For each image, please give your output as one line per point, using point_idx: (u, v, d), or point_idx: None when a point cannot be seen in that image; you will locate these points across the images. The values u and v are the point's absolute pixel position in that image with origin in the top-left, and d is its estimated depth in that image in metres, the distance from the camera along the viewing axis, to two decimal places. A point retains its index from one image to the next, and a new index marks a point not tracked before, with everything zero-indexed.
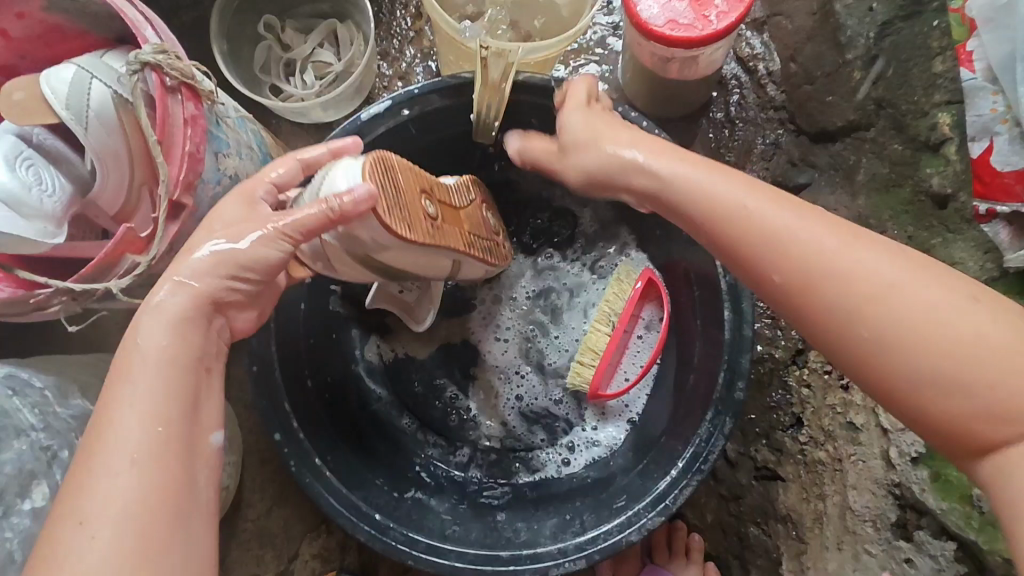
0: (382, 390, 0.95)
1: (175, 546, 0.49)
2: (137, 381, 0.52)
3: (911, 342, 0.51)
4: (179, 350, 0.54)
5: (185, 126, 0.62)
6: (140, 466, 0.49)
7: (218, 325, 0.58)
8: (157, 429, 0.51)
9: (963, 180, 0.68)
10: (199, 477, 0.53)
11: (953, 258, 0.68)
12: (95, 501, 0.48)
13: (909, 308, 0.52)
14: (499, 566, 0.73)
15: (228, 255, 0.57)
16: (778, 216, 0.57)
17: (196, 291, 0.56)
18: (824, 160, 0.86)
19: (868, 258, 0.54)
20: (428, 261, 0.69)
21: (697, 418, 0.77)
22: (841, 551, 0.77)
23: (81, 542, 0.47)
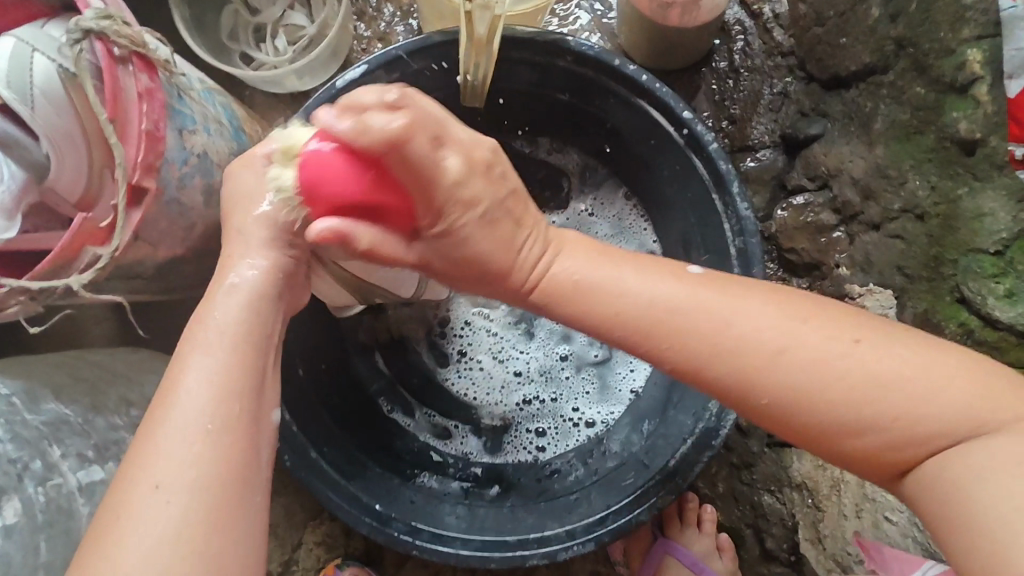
0: (383, 372, 0.92)
1: (246, 518, 0.46)
2: (214, 350, 0.49)
3: (814, 382, 0.49)
4: (254, 325, 0.51)
5: (141, 101, 0.56)
6: (215, 435, 0.47)
7: (286, 301, 0.55)
8: (230, 398, 0.48)
9: (995, 124, 0.62)
10: (264, 453, 0.50)
11: (982, 209, 0.64)
12: (169, 464, 0.45)
13: (812, 343, 0.50)
14: (507, 553, 0.71)
15: (270, 221, 0.53)
16: (688, 303, 0.52)
17: (267, 268, 0.53)
18: (838, 109, 0.81)
19: (757, 312, 0.51)
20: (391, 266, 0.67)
21: (708, 391, 0.74)
22: (861, 519, 0.77)
23: (151, 506, 0.44)
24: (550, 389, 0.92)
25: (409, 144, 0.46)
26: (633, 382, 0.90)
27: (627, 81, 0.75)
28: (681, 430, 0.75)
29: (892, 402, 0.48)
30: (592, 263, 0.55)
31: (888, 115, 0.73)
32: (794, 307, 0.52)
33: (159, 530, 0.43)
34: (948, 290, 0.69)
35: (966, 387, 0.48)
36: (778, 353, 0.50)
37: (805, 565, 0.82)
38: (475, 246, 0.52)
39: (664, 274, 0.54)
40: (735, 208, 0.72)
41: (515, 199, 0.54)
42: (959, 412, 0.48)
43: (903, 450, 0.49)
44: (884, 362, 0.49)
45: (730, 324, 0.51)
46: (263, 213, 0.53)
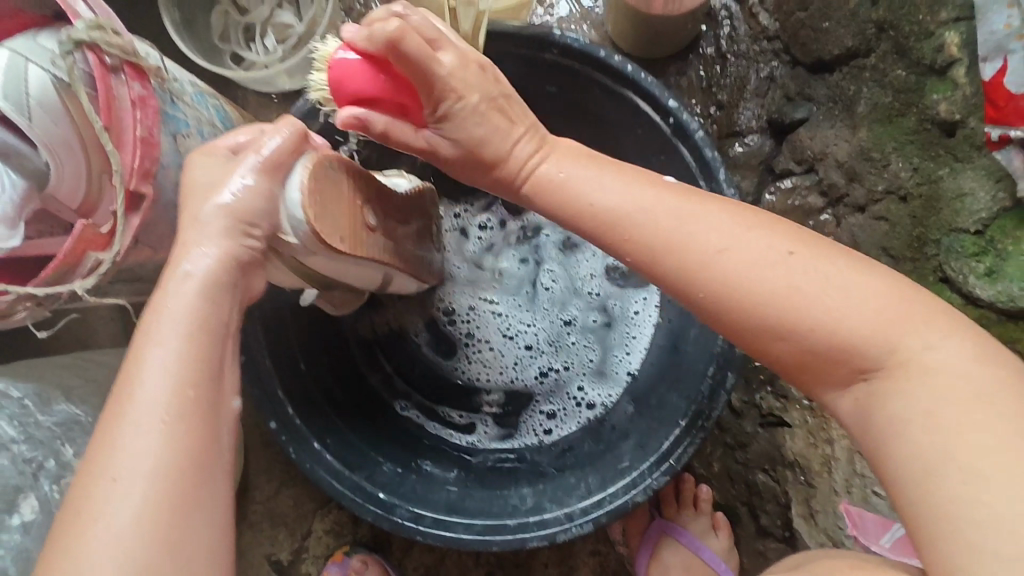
0: (389, 364, 0.95)
1: (203, 508, 0.47)
2: (163, 347, 0.48)
3: (755, 291, 0.50)
4: (206, 318, 0.49)
5: (134, 109, 0.57)
6: (170, 429, 0.47)
7: (245, 288, 0.52)
8: (186, 391, 0.48)
9: (973, 105, 0.63)
10: (224, 442, 0.50)
11: (962, 189, 0.65)
12: (125, 457, 0.46)
13: (763, 277, 0.50)
14: (507, 535, 0.73)
15: (235, 207, 0.51)
16: (646, 214, 0.54)
17: (219, 256, 0.50)
18: (823, 93, 0.82)
19: (707, 218, 0.53)
20: (357, 270, 0.65)
21: (701, 374, 0.76)
22: (850, 495, 0.80)
23: (114, 502, 0.45)
24: (561, 357, 0.95)
25: (406, 43, 0.49)
26: (629, 365, 0.92)
27: (613, 72, 0.76)
28: (674, 414, 0.77)
29: (844, 340, 0.48)
30: (595, 176, 0.56)
31: (871, 98, 0.74)
32: (755, 234, 0.52)
33: (117, 525, 0.44)
34: (932, 270, 0.70)
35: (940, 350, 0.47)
36: (786, 300, 0.49)
37: (799, 540, 0.84)
38: (473, 131, 0.56)
39: (606, 170, 0.56)
40: (722, 194, 0.74)
41: (507, 106, 0.57)
42: (935, 384, 0.46)
43: (870, 410, 0.49)
44: (828, 291, 0.49)
45: (681, 243, 0.52)
46: (225, 202, 0.50)
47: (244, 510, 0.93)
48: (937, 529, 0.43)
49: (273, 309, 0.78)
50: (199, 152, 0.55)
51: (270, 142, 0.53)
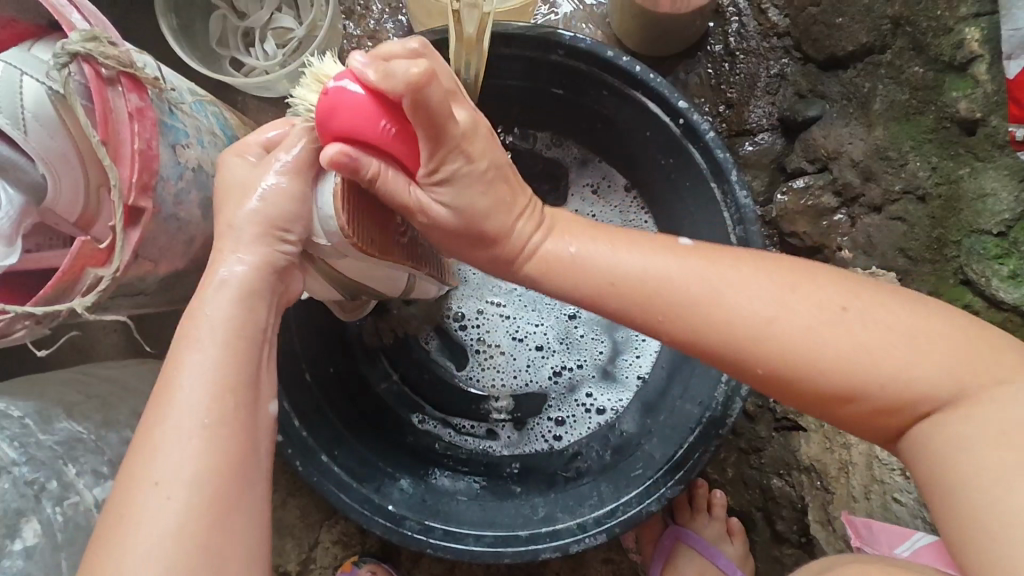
0: (394, 372, 0.94)
1: (243, 512, 0.47)
2: (205, 351, 0.49)
3: (800, 349, 0.51)
4: (244, 323, 0.50)
5: (131, 121, 0.56)
6: (210, 435, 0.47)
7: (284, 292, 0.54)
8: (225, 397, 0.48)
9: (995, 103, 0.62)
10: (262, 448, 0.51)
11: (984, 190, 0.64)
12: (168, 463, 0.46)
13: (790, 320, 0.51)
14: (519, 547, 0.71)
15: (265, 214, 0.51)
16: (682, 280, 0.54)
17: (256, 262, 0.51)
18: (835, 90, 0.80)
19: (747, 284, 0.53)
20: (384, 274, 0.63)
21: (714, 380, 0.74)
22: (869, 501, 0.77)
23: (156, 505, 0.45)
24: (573, 355, 0.94)
25: (430, 91, 0.44)
26: (639, 368, 0.92)
27: (622, 73, 0.74)
28: (687, 421, 0.75)
29: (879, 378, 0.50)
30: (620, 250, 0.55)
31: (887, 96, 0.72)
32: (784, 279, 0.53)
33: (160, 529, 0.45)
34: (952, 272, 0.68)
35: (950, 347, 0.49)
36: (776, 332, 0.51)
37: (815, 546, 0.82)
38: (474, 205, 0.53)
39: (618, 244, 0.56)
40: (734, 196, 0.72)
41: (509, 180, 0.55)
42: (931, 359, 0.49)
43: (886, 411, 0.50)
44: (867, 328, 0.50)
45: (718, 298, 0.52)
46: (253, 209, 0.51)
47: None
48: (979, 520, 0.45)
49: (277, 321, 0.77)
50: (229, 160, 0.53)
51: (299, 142, 0.51)
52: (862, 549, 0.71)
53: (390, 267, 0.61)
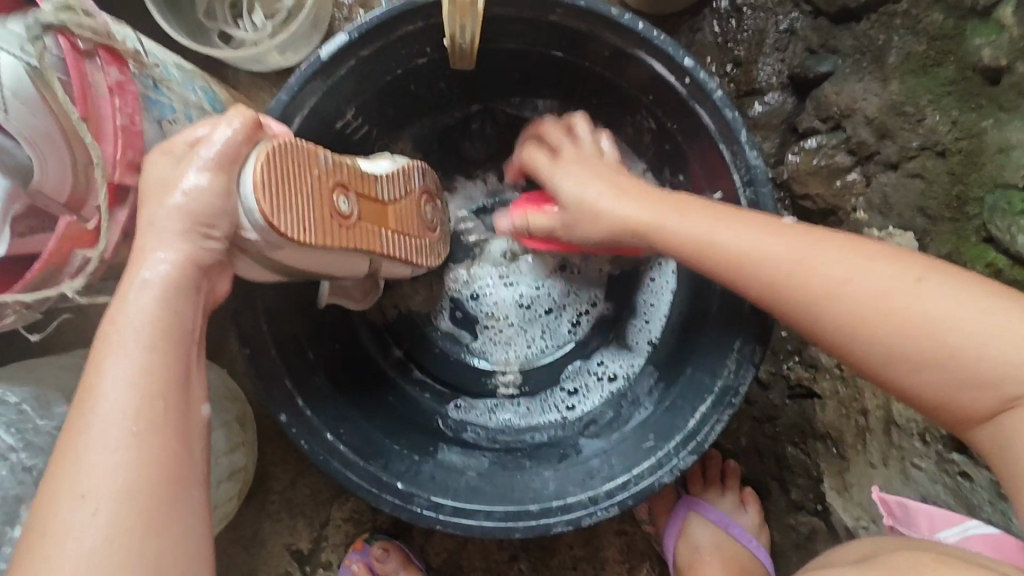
0: (398, 350, 0.93)
1: (177, 520, 0.45)
2: (129, 354, 0.46)
3: (880, 333, 0.53)
4: (173, 323, 0.48)
5: (112, 95, 0.54)
6: (140, 441, 0.45)
7: (208, 291, 0.52)
8: (154, 401, 0.46)
9: (1020, 49, 0.59)
10: (196, 450, 0.48)
11: (1009, 141, 0.61)
12: (92, 478, 0.44)
13: (871, 289, 0.53)
14: (530, 522, 0.70)
15: (189, 209, 0.49)
16: (772, 251, 0.57)
17: (180, 260, 0.49)
18: (848, 44, 0.76)
19: (840, 261, 0.55)
20: (339, 262, 0.61)
21: (724, 349, 0.73)
22: (887, 467, 0.74)
23: (81, 519, 0.43)
24: (584, 301, 0.94)
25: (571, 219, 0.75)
26: (649, 334, 0.89)
27: (625, 32, 0.70)
28: (699, 391, 0.74)
29: (887, 331, 0.52)
30: (737, 230, 0.58)
31: (903, 47, 0.69)
32: (869, 254, 0.55)
33: (89, 543, 0.43)
34: (974, 231, 0.65)
35: (955, 300, 0.51)
36: (891, 308, 0.52)
37: (832, 514, 0.80)
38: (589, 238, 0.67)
39: (740, 225, 0.59)
40: (744, 157, 0.69)
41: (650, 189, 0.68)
42: (941, 322, 0.51)
43: (868, 359, 0.54)
44: (938, 303, 0.51)
45: (802, 264, 0.55)
46: (172, 208, 0.49)
47: (260, 503, 0.92)
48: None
49: (277, 299, 0.75)
50: (159, 154, 0.51)
51: (222, 134, 0.51)
52: (896, 530, 0.68)
53: (344, 256, 0.60)
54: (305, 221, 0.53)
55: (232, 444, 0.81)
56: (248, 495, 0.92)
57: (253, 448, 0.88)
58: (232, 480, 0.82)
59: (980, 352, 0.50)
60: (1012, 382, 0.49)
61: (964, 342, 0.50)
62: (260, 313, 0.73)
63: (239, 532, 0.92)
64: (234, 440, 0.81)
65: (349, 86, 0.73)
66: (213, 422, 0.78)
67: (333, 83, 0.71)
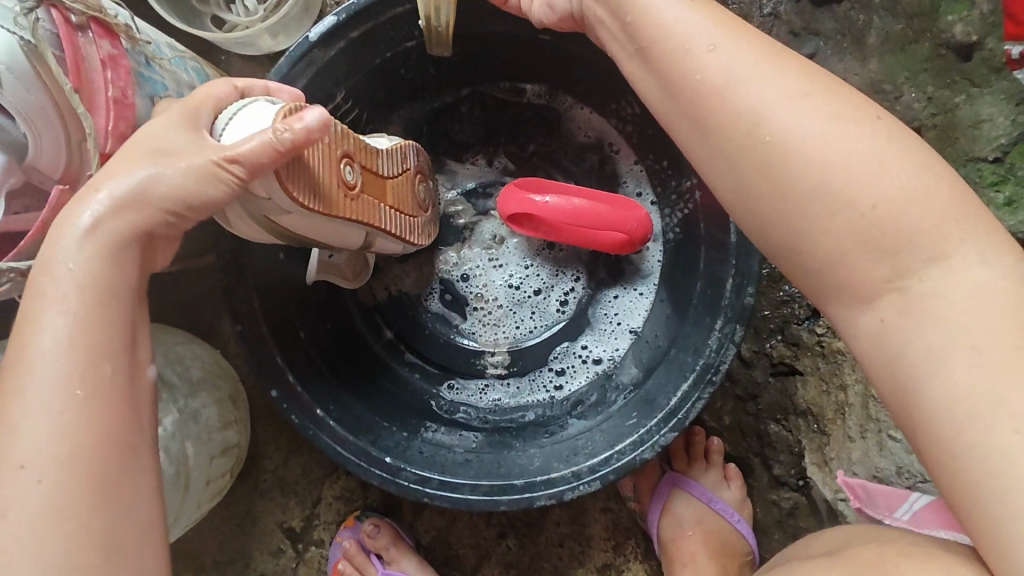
0: (388, 330, 0.94)
1: (129, 482, 0.47)
2: (69, 314, 0.46)
3: (872, 232, 0.48)
4: (114, 284, 0.47)
5: (104, 69, 0.56)
6: (84, 405, 0.45)
7: (152, 254, 0.51)
8: (98, 364, 0.46)
9: (992, 24, 0.65)
10: (143, 413, 0.49)
11: (980, 116, 0.67)
12: (30, 444, 0.44)
13: (892, 206, 0.47)
14: (514, 495, 0.71)
15: (176, 181, 0.48)
16: (815, 141, 0.49)
17: (130, 225, 0.48)
18: (830, 27, 0.76)
19: (885, 170, 0.48)
20: (344, 233, 0.63)
21: (706, 330, 0.74)
22: (865, 440, 0.77)
23: (25, 484, 0.44)
24: (569, 276, 0.95)
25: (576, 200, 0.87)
26: (632, 322, 0.91)
27: None
28: (682, 369, 0.75)
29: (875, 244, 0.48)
30: (680, 5, 0.53)
31: (882, 27, 0.72)
32: (855, 135, 0.49)
33: (34, 507, 0.44)
34: None
35: (876, 177, 0.48)
36: (888, 217, 0.47)
37: (813, 488, 0.83)
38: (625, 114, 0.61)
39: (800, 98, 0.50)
40: None
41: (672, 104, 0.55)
42: (848, 190, 0.48)
43: (782, 247, 0.52)
44: (942, 258, 0.47)
45: (836, 164, 0.48)
46: (141, 178, 0.47)
47: (253, 481, 0.93)
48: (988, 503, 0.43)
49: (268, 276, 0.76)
50: (181, 113, 0.51)
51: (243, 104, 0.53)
52: (864, 512, 0.70)
53: (345, 227, 0.62)
54: (317, 190, 0.56)
55: (224, 421, 0.82)
56: (240, 473, 0.93)
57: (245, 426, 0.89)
58: (224, 456, 0.83)
59: (898, 220, 0.47)
60: (864, 256, 0.48)
61: (831, 220, 0.48)
62: (252, 290, 0.74)
63: (232, 510, 0.93)
64: (227, 417, 0.82)
65: (338, 69, 0.75)
66: (205, 398, 0.79)
67: (324, 64, 0.72)
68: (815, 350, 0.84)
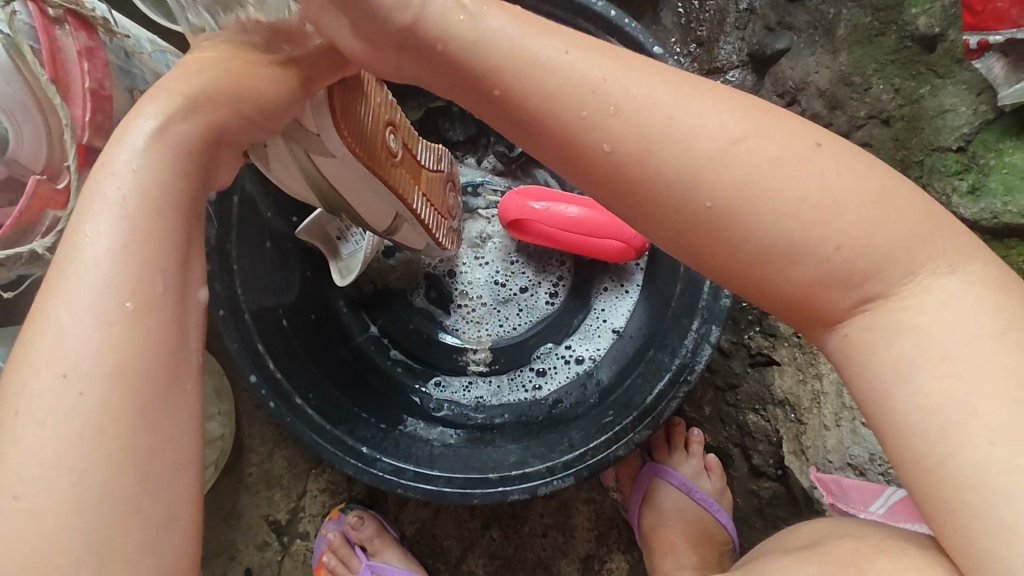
0: (375, 326, 0.95)
1: (166, 415, 0.37)
2: (117, 217, 0.38)
3: (714, 185, 0.42)
4: (173, 187, 0.40)
5: (81, 61, 0.56)
6: (135, 318, 0.37)
7: (212, 168, 0.44)
8: (152, 273, 0.38)
9: (952, 15, 0.66)
10: (193, 337, 0.40)
11: (944, 106, 0.68)
12: (72, 350, 0.36)
13: (730, 154, 0.41)
14: (489, 488, 0.73)
15: (248, 89, 0.43)
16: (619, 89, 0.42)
17: (198, 124, 0.41)
18: (803, 20, 0.80)
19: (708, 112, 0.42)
20: (372, 200, 0.64)
21: (682, 330, 0.76)
22: (839, 428, 0.77)
23: (62, 401, 0.35)
24: (553, 276, 0.96)
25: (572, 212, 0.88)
26: (614, 321, 0.92)
27: (595, 18, 0.74)
28: (658, 369, 0.76)
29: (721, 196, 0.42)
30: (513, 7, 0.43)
31: (851, 19, 0.75)
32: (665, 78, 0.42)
33: (65, 432, 0.35)
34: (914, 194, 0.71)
35: (789, 169, 0.41)
36: (720, 163, 0.41)
37: (790, 478, 0.84)
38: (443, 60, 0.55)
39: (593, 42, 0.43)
40: None
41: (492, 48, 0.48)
42: (768, 192, 0.41)
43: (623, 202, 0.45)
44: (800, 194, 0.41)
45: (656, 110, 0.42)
46: (217, 78, 0.42)
47: (238, 474, 0.94)
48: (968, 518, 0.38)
49: (251, 267, 0.77)
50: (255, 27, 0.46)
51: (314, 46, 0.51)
52: (836, 506, 0.70)
53: (378, 192, 0.63)
54: (362, 139, 0.57)
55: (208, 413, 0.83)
56: (226, 468, 0.94)
57: (230, 419, 0.90)
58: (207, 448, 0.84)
59: (828, 218, 0.40)
60: (808, 264, 0.41)
61: (755, 234, 0.41)
62: (234, 281, 0.75)
63: (217, 503, 0.94)
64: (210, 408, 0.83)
65: None
66: None
67: None
68: (792, 341, 0.85)
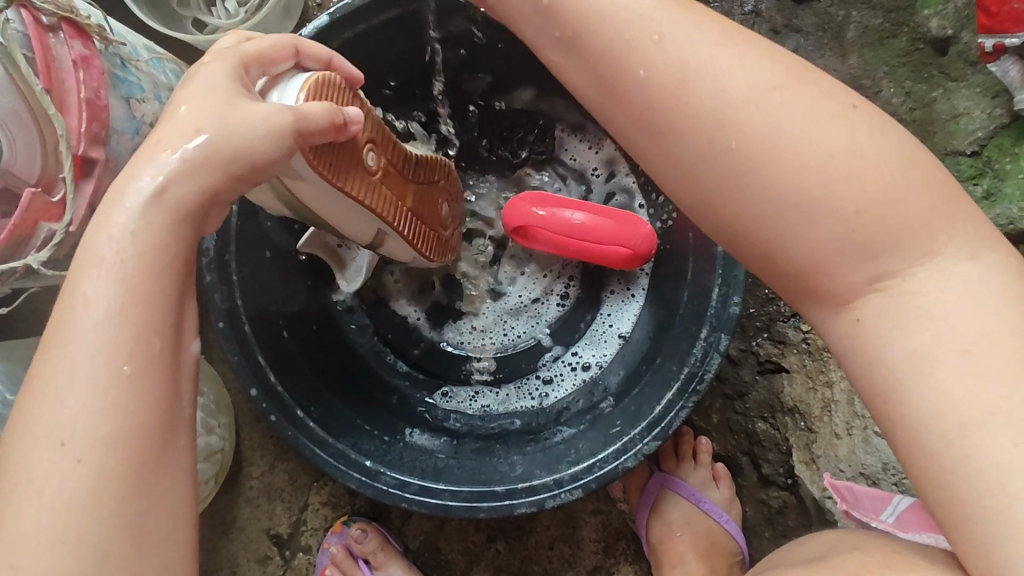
0: (374, 336, 0.93)
1: (165, 470, 0.40)
2: (109, 287, 0.39)
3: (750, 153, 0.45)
4: (166, 254, 0.40)
5: (75, 69, 0.55)
6: (131, 384, 0.39)
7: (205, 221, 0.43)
8: (147, 338, 0.39)
9: (964, 19, 0.69)
10: (184, 393, 0.42)
11: (958, 109, 0.70)
12: (67, 414, 0.38)
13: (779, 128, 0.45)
14: (496, 502, 0.71)
15: (231, 145, 0.41)
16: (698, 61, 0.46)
17: (193, 181, 0.41)
18: (810, 22, 0.78)
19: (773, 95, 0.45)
20: (353, 219, 0.61)
21: (691, 338, 0.74)
22: (851, 437, 0.79)
23: (56, 462, 0.38)
24: (560, 282, 0.95)
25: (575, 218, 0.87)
26: (620, 327, 0.90)
27: None
28: (666, 377, 0.74)
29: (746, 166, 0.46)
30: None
31: (861, 21, 0.76)
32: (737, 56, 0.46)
33: (65, 492, 0.38)
34: None
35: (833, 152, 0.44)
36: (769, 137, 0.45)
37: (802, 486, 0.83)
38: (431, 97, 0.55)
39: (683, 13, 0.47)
40: None
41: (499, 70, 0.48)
42: (807, 170, 0.44)
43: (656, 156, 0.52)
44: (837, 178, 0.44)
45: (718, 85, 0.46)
46: (210, 138, 0.41)
47: (239, 487, 0.92)
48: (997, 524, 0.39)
49: (252, 277, 0.76)
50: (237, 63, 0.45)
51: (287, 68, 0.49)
52: (850, 513, 0.70)
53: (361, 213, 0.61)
54: (340, 165, 0.54)
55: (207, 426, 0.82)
56: (225, 481, 0.92)
57: (230, 432, 0.88)
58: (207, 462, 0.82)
59: (844, 191, 0.43)
60: (822, 224, 0.44)
61: (772, 198, 0.45)
62: (234, 292, 0.73)
63: (217, 517, 0.92)
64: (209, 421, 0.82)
65: None
66: None
67: None
68: (800, 348, 0.85)
